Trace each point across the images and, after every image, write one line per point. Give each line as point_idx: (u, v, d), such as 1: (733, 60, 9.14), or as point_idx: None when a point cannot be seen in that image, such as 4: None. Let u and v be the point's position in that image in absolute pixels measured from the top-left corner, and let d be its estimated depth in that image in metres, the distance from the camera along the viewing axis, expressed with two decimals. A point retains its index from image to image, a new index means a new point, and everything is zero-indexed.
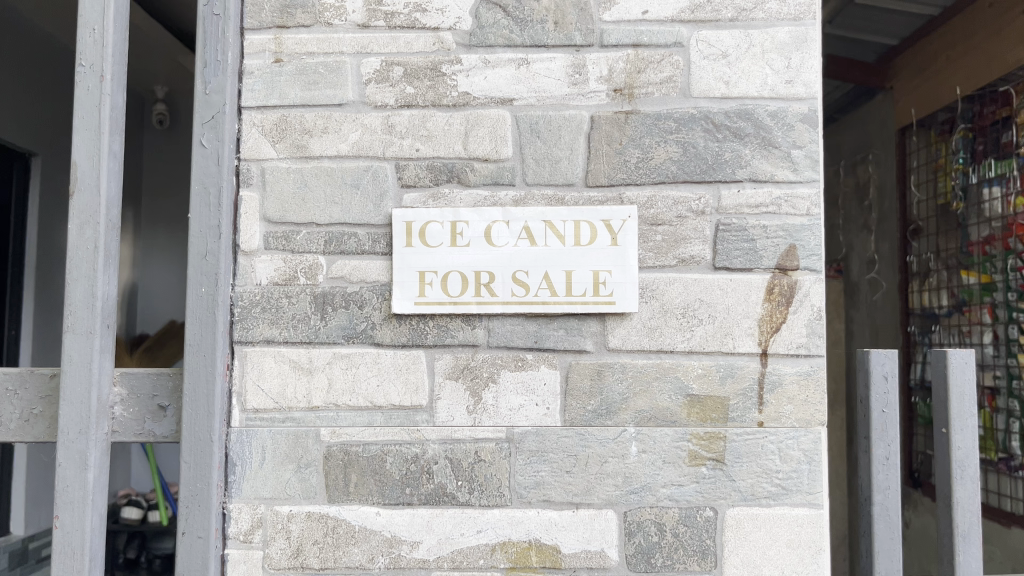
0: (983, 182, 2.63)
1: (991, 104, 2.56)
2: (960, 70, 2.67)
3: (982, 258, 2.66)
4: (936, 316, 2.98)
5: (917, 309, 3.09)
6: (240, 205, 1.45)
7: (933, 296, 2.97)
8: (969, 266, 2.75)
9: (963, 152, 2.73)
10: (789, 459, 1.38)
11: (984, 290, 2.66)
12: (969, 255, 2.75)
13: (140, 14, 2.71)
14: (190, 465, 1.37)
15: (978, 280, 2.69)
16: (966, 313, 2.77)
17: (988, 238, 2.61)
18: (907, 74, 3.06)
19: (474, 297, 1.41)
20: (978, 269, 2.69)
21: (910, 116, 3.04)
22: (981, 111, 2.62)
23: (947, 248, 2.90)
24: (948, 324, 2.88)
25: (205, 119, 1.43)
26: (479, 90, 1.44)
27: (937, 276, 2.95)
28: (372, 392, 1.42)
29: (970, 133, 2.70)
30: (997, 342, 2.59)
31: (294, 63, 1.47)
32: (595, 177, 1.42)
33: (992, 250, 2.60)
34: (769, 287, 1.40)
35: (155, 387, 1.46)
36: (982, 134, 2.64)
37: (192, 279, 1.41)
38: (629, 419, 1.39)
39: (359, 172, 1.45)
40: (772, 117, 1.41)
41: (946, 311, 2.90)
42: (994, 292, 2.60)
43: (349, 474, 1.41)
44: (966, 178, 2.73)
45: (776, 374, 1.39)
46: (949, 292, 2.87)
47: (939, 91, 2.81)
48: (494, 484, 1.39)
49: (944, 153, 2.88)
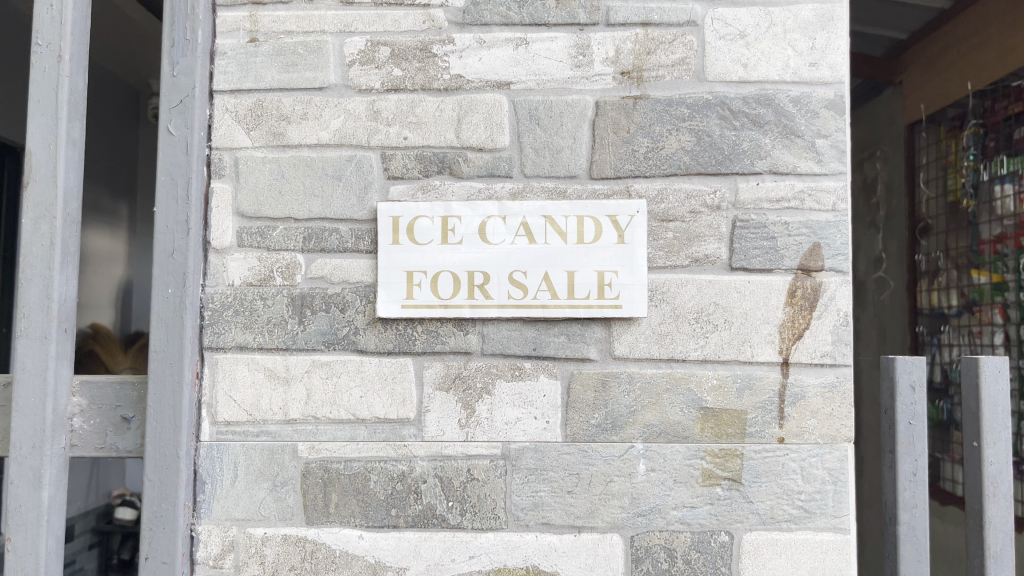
0: (996, 180, 2.52)
1: (1003, 100, 2.43)
2: (972, 64, 2.52)
3: (993, 257, 2.53)
4: (943, 316, 2.83)
5: (925, 310, 2.95)
6: (211, 198, 1.33)
7: (941, 296, 2.84)
8: (978, 266, 2.62)
9: (975, 148, 2.60)
10: (813, 479, 1.25)
11: (995, 290, 2.53)
12: (979, 254, 2.62)
13: (140, 10, 2.63)
14: (154, 484, 1.26)
15: (989, 280, 2.56)
16: (976, 313, 2.63)
17: (1000, 237, 2.49)
18: (917, 67, 2.90)
19: (466, 299, 1.28)
20: (990, 268, 2.56)
21: (920, 112, 2.91)
22: (993, 107, 2.48)
23: (956, 247, 2.77)
24: (958, 325, 2.73)
25: (172, 104, 1.31)
26: (473, 73, 1.31)
27: (947, 276, 2.81)
28: (355, 404, 1.30)
29: (980, 129, 2.57)
30: (1009, 344, 2.46)
31: (271, 43, 1.34)
32: (600, 168, 1.29)
33: (1003, 249, 2.48)
34: (791, 290, 1.27)
35: (118, 398, 1.34)
36: (993, 129, 2.50)
37: (158, 279, 1.29)
38: (636, 434, 1.27)
39: (341, 163, 1.32)
40: (794, 104, 1.29)
41: (954, 311, 2.76)
42: (1006, 291, 2.47)
43: (328, 493, 1.28)
44: (977, 175, 2.61)
45: (798, 386, 1.26)
46: (958, 292, 2.72)
47: (948, 86, 2.68)
48: (488, 505, 1.27)
49: (955, 150, 2.75)
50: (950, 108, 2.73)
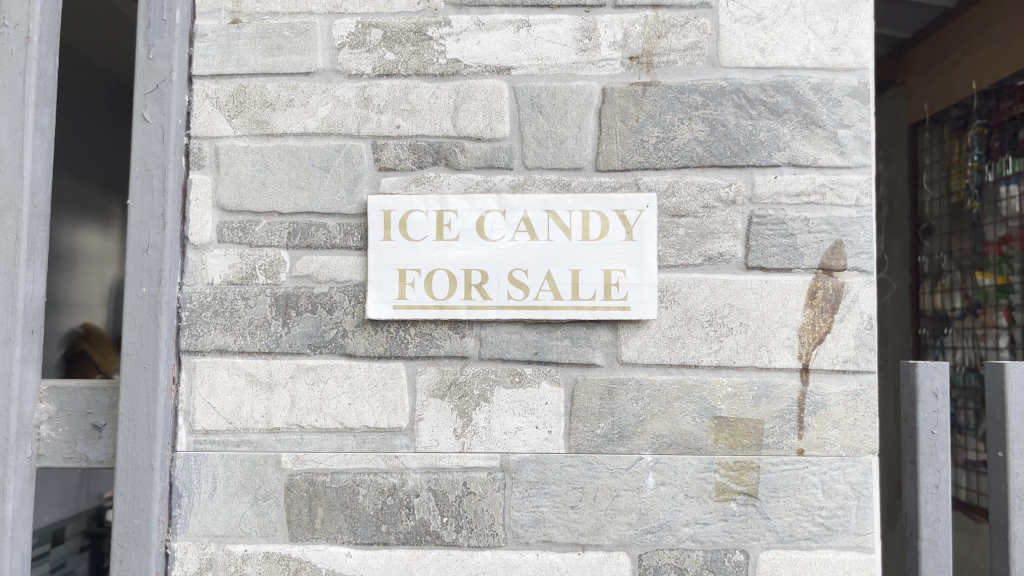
0: (1000, 181, 2.39)
1: (1008, 99, 2.29)
2: (978, 62, 2.42)
3: (998, 259, 2.42)
4: (947, 319, 2.72)
5: (928, 311, 2.83)
6: (189, 191, 1.24)
7: (946, 298, 2.72)
8: (982, 267, 2.50)
9: (979, 148, 2.47)
10: (834, 494, 1.16)
11: (1000, 292, 2.41)
12: (983, 255, 2.50)
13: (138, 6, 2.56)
14: (126, 498, 1.17)
15: (994, 282, 2.44)
16: (980, 316, 2.51)
17: (1005, 239, 2.37)
18: (920, 66, 2.80)
19: (463, 300, 1.19)
20: (994, 269, 2.44)
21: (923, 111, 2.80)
22: (997, 106, 2.34)
23: (960, 247, 2.64)
24: (962, 327, 2.61)
25: (147, 89, 1.22)
26: (471, 57, 1.22)
27: (951, 278, 2.69)
28: (343, 412, 1.21)
29: (985, 128, 2.43)
30: (1015, 348, 2.33)
31: (255, 25, 1.25)
32: (606, 159, 1.21)
33: (1009, 251, 2.36)
34: (811, 291, 1.18)
35: (88, 404, 1.25)
36: (998, 129, 2.37)
37: (132, 277, 1.20)
38: (645, 445, 1.18)
39: (329, 153, 1.23)
40: (815, 92, 1.20)
41: (959, 313, 2.64)
42: (1012, 294, 2.35)
43: (314, 507, 1.20)
44: (981, 176, 2.48)
45: (819, 395, 1.17)
46: (963, 294, 2.61)
47: (954, 85, 2.58)
48: (486, 521, 1.18)
49: (958, 150, 2.62)
50: (953, 108, 2.61)
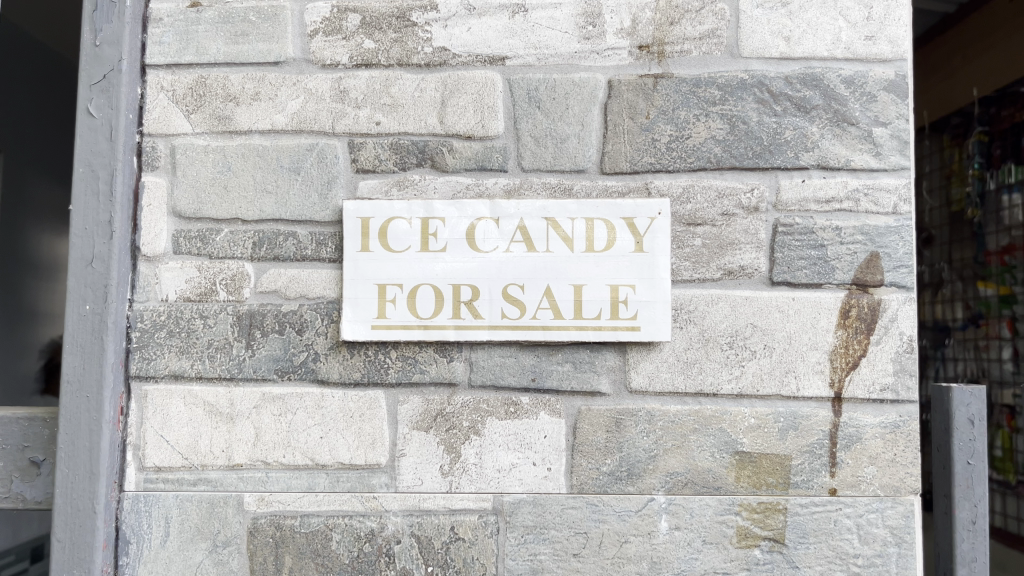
0: (1004, 189, 2.24)
1: (1010, 105, 2.17)
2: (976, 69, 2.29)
3: (1000, 269, 2.28)
4: (947, 329, 2.59)
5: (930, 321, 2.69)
6: (142, 195, 1.09)
7: (947, 308, 2.59)
8: (983, 277, 2.37)
9: (979, 157, 2.32)
10: (872, 541, 1.03)
11: (1001, 302, 2.28)
12: (984, 265, 2.36)
13: None
14: (64, 545, 1.02)
15: (995, 292, 2.30)
16: (982, 327, 2.38)
17: (1010, 248, 2.23)
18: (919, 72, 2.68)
19: (451, 319, 1.05)
20: (996, 280, 2.30)
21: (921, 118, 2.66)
22: (999, 113, 2.23)
23: (959, 257, 2.50)
24: (964, 338, 2.48)
25: (93, 80, 1.07)
26: (460, 45, 1.09)
27: (953, 287, 2.55)
28: (314, 447, 1.06)
29: (987, 135, 2.30)
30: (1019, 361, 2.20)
31: (217, 9, 1.11)
32: (613, 161, 1.07)
33: (1015, 260, 2.21)
34: (843, 310, 1.05)
35: (26, 437, 1.10)
36: (999, 135, 2.25)
37: (73, 293, 1.05)
38: (657, 484, 1.04)
39: (299, 153, 1.09)
40: (847, 85, 1.07)
41: (959, 324, 2.51)
42: (1016, 304, 2.20)
43: (281, 556, 1.05)
44: (982, 184, 2.33)
45: (853, 427, 1.04)
46: (963, 305, 2.48)
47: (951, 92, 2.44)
48: (476, 571, 1.04)
49: (958, 158, 2.48)
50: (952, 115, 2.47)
